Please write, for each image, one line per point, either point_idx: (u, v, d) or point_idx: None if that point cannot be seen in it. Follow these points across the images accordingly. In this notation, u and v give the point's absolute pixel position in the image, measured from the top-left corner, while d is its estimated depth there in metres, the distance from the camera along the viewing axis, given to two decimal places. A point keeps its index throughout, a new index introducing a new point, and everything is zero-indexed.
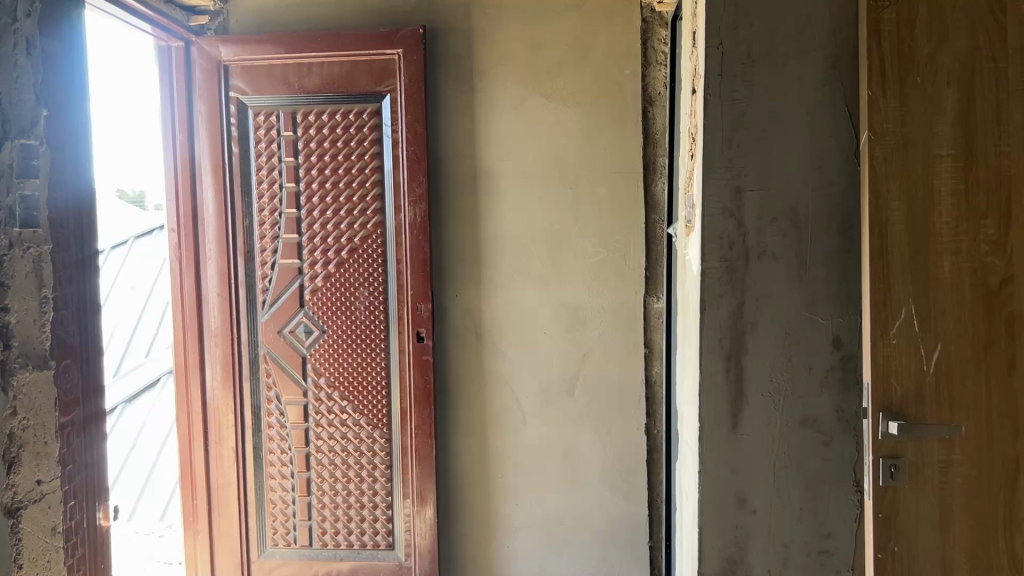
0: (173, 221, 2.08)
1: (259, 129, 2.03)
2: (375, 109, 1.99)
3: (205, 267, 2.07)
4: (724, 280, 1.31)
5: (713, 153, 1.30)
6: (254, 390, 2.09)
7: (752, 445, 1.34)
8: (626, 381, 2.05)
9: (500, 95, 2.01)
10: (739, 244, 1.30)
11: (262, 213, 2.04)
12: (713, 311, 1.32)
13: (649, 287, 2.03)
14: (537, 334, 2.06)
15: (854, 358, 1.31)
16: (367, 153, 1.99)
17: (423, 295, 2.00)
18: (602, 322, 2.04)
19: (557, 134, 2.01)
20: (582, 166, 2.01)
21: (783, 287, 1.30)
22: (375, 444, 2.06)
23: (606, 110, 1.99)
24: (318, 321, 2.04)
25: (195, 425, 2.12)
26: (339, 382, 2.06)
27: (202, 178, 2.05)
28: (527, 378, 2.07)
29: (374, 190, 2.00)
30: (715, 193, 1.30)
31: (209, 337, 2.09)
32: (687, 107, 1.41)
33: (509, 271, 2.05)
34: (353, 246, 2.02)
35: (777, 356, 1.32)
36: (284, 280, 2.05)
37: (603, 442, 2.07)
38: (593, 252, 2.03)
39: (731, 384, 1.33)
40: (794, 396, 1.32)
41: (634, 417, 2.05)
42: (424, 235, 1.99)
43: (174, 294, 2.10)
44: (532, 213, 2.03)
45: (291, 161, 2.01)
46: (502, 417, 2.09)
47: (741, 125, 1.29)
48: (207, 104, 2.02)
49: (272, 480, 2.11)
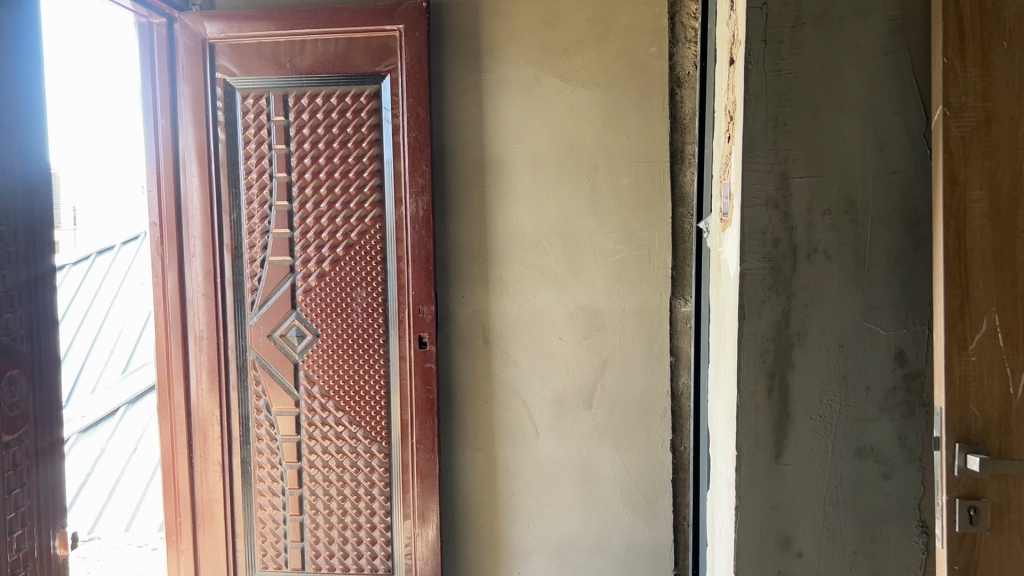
0: (155, 215, 1.91)
1: (247, 113, 1.85)
2: (373, 91, 1.81)
3: (190, 265, 1.90)
4: (768, 284, 1.11)
5: (754, 133, 1.10)
6: (242, 399, 1.92)
7: (799, 477, 1.14)
8: (650, 392, 1.85)
9: (511, 76, 1.82)
10: (786, 241, 1.11)
11: (250, 206, 1.86)
12: (754, 320, 1.12)
13: (676, 288, 1.83)
14: (552, 340, 1.87)
15: (920, 376, 1.11)
16: (365, 139, 1.81)
17: (426, 296, 1.81)
18: (624, 327, 1.85)
19: (574, 118, 1.81)
20: (602, 154, 1.81)
21: (837, 293, 1.10)
22: (372, 459, 1.88)
23: (628, 92, 1.79)
24: (311, 324, 1.87)
25: (179, 437, 1.95)
26: (334, 391, 1.88)
27: (186, 169, 1.88)
28: (541, 389, 1.88)
29: (373, 180, 1.82)
30: (756, 181, 1.10)
31: (194, 342, 1.91)
32: (724, 82, 1.20)
33: (521, 270, 1.86)
34: (349, 242, 1.84)
35: (829, 373, 1.12)
36: (275, 279, 1.87)
37: (624, 460, 1.87)
38: (614, 249, 1.83)
39: (774, 406, 1.13)
40: (849, 420, 1.12)
41: (659, 433, 1.86)
42: (427, 230, 1.80)
43: (157, 294, 1.93)
44: (547, 206, 1.84)
45: (282, 149, 1.83)
46: (513, 431, 1.90)
47: (788, 100, 1.09)
48: (191, 87, 1.85)
49: (262, 497, 1.93)
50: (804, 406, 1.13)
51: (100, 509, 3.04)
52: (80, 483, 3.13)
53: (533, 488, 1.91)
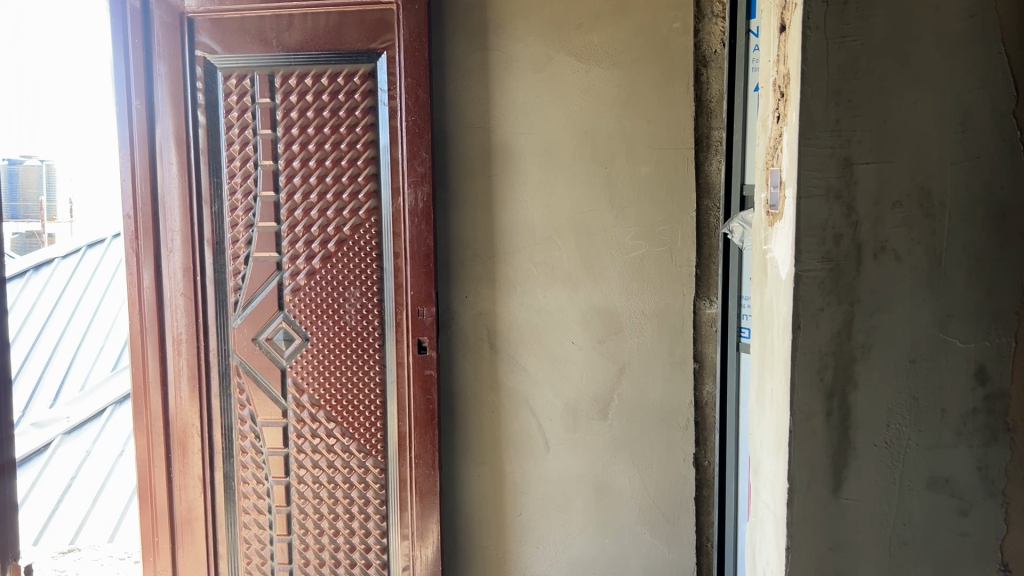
0: (128, 207, 1.73)
1: (229, 95, 1.68)
2: (368, 70, 1.64)
3: (168, 261, 1.73)
4: (827, 289, 0.95)
5: (814, 110, 0.93)
6: (225, 408, 1.75)
7: (861, 514, 0.98)
8: (671, 402, 1.69)
9: (520, 54, 1.65)
10: (849, 238, 0.94)
11: (233, 196, 1.70)
12: (812, 330, 0.95)
13: (700, 288, 1.68)
14: (565, 344, 1.70)
15: (1004, 397, 0.94)
16: (359, 124, 1.65)
17: (426, 296, 1.65)
18: (643, 331, 1.68)
19: (589, 101, 1.65)
20: (620, 140, 1.65)
21: (907, 299, 0.94)
22: (366, 475, 1.72)
23: (649, 71, 1.63)
24: (300, 327, 1.70)
25: (155, 447, 1.78)
26: (326, 400, 1.71)
27: (163, 155, 1.71)
28: (552, 398, 1.72)
29: (368, 169, 1.65)
30: (816, 167, 0.93)
31: (172, 346, 1.74)
32: (773, 53, 1.04)
33: (530, 267, 1.69)
34: (341, 237, 1.67)
35: (897, 393, 0.96)
36: (260, 277, 1.70)
37: (642, 475, 1.71)
38: (632, 245, 1.67)
39: (833, 430, 0.97)
40: (920, 448, 0.96)
41: (681, 447, 1.70)
42: (427, 224, 1.64)
43: (131, 293, 1.75)
44: (560, 197, 1.67)
45: (268, 134, 1.67)
46: (521, 445, 1.73)
47: (853, 71, 0.92)
48: (168, 66, 1.68)
49: (247, 515, 1.77)
50: (867, 431, 0.96)
51: (86, 514, 2.87)
52: (64, 488, 2.97)
53: (543, 506, 1.74)
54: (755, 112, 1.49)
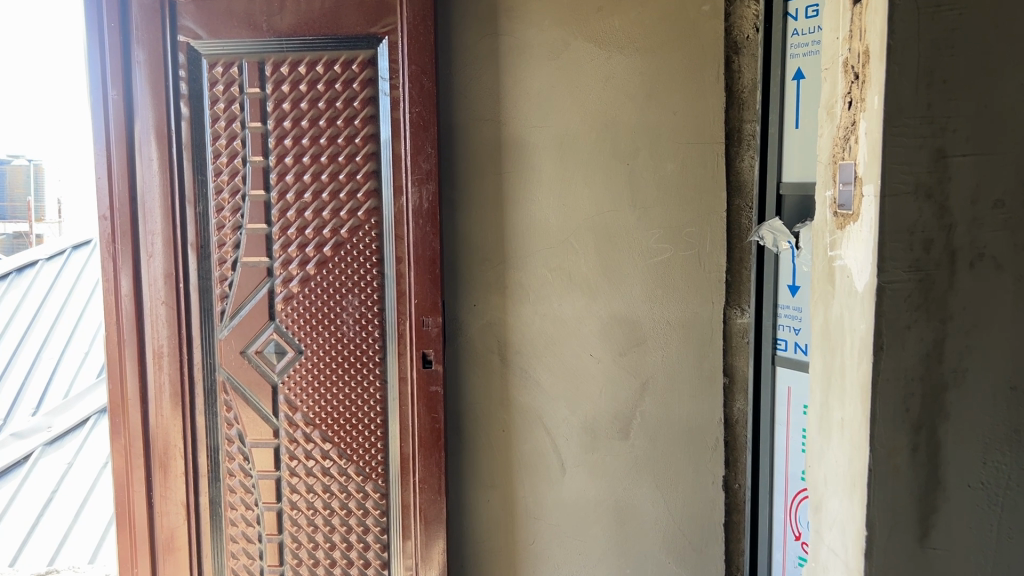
0: (104, 207, 1.57)
1: (215, 85, 1.53)
2: (368, 57, 1.50)
3: (148, 267, 1.57)
4: (915, 303, 0.80)
5: (901, 92, 0.78)
6: (210, 428, 1.60)
7: (951, 566, 0.84)
8: (698, 420, 1.55)
9: (534, 40, 1.51)
10: (940, 244, 0.80)
11: (219, 196, 1.55)
12: (896, 352, 0.81)
13: (731, 295, 1.54)
14: (582, 357, 1.56)
15: None
16: (357, 117, 1.51)
17: (431, 305, 1.50)
18: (668, 343, 1.54)
19: (610, 90, 1.50)
20: (643, 135, 1.51)
21: (1008, 316, 0.80)
22: (365, 500, 1.57)
23: (675, 58, 1.49)
24: (292, 338, 1.56)
25: (135, 470, 1.61)
26: (321, 418, 1.57)
27: (142, 150, 1.55)
28: (568, 416, 1.57)
29: (367, 166, 1.51)
30: (904, 160, 0.79)
31: (152, 360, 1.59)
32: (842, 29, 0.89)
33: (544, 273, 1.55)
34: (338, 240, 1.53)
35: (995, 425, 0.82)
36: (249, 284, 1.56)
37: (667, 499, 1.57)
38: (656, 249, 1.53)
39: (919, 469, 0.82)
40: (1020, 488, 0.83)
41: (709, 469, 1.56)
42: (433, 225, 1.49)
43: (107, 302, 1.59)
44: (577, 196, 1.53)
45: (257, 127, 1.53)
46: (534, 467, 1.58)
47: (947, 47, 0.78)
48: (147, 52, 1.53)
49: (234, 543, 1.62)
50: (959, 470, 0.82)
51: (65, 533, 2.70)
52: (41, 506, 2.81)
53: (558, 534, 1.59)
54: (797, 98, 1.38)
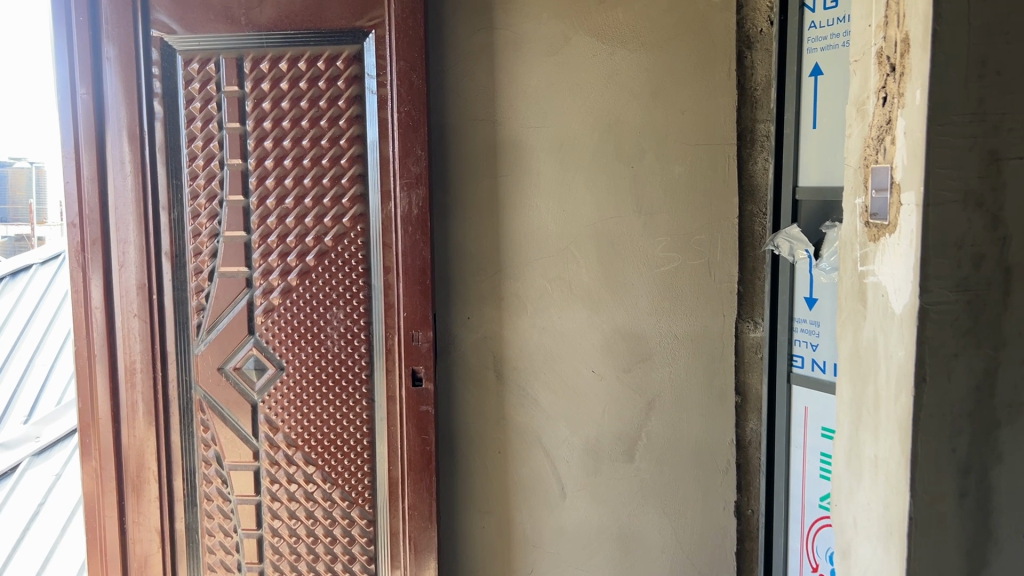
0: (72, 213, 1.46)
1: (190, 83, 1.43)
2: (353, 52, 1.40)
3: (120, 277, 1.47)
4: (964, 328, 0.70)
5: (949, 85, 0.68)
6: (186, 449, 1.50)
7: None
8: (708, 441, 1.45)
9: (532, 34, 1.40)
10: (993, 259, 0.71)
11: (195, 201, 1.45)
12: (941, 383, 0.71)
13: (744, 308, 1.45)
14: (584, 374, 1.45)
15: None
16: (342, 117, 1.41)
17: (422, 318, 1.40)
18: (676, 359, 1.44)
19: (613, 88, 1.40)
20: (649, 136, 1.40)
21: None
22: (351, 527, 1.47)
23: (684, 54, 1.39)
24: (273, 354, 1.46)
25: (107, 495, 1.50)
26: (304, 439, 1.47)
27: (114, 153, 1.45)
28: (569, 436, 1.46)
29: (353, 169, 1.41)
30: (952, 164, 0.69)
31: (125, 377, 1.48)
32: (875, 15, 0.79)
33: (543, 284, 1.44)
34: (322, 249, 1.43)
35: None
36: (227, 295, 1.46)
37: (675, 526, 1.47)
38: (663, 257, 1.42)
39: (968, 517, 0.73)
40: None
41: (721, 494, 1.46)
42: (422, 232, 1.39)
43: (77, 315, 1.48)
44: (578, 201, 1.42)
45: (235, 128, 1.43)
46: (532, 491, 1.48)
47: (999, 34, 0.69)
48: (118, 47, 1.42)
49: (212, 572, 1.52)
50: (1012, 516, 0.73)
51: (62, 527, 2.60)
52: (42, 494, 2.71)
53: (559, 563, 1.49)
54: (815, 97, 1.27)
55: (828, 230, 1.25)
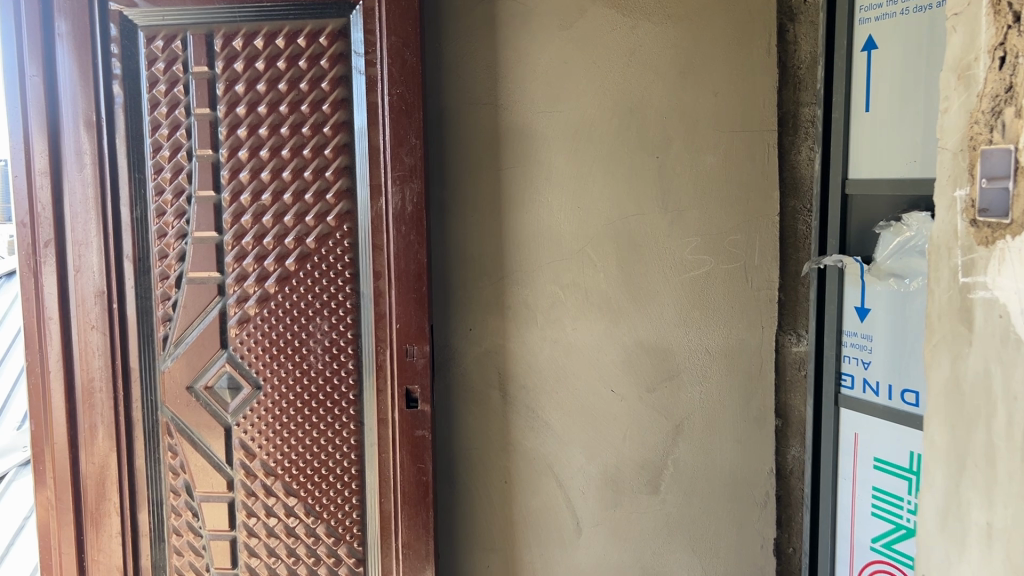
0: (22, 211, 1.28)
1: (154, 63, 1.26)
2: (337, 28, 1.22)
3: (77, 283, 1.29)
4: None
5: None
6: (153, 478, 1.33)
7: None
8: (745, 471, 1.27)
9: (543, 5, 1.22)
10: None
11: (160, 197, 1.28)
12: None
13: (784, 318, 1.27)
14: (602, 393, 1.27)
15: None
16: (326, 100, 1.23)
17: (417, 331, 1.23)
18: (707, 376, 1.26)
19: (636, 67, 1.22)
20: (677, 121, 1.22)
21: None
22: (338, 567, 1.30)
23: (717, 28, 1.21)
24: (249, 371, 1.29)
25: (64, 530, 1.33)
26: (285, 467, 1.30)
27: (68, 143, 1.27)
28: (585, 464, 1.28)
29: (338, 162, 1.24)
30: None
31: (83, 396, 1.31)
32: None
33: (555, 291, 1.27)
34: (304, 251, 1.26)
35: None
36: (196, 304, 1.29)
37: (705, 566, 1.29)
38: (693, 261, 1.24)
39: None
40: None
41: (758, 530, 1.28)
42: (417, 233, 1.21)
43: (28, 326, 1.30)
44: (595, 197, 1.25)
45: (204, 114, 1.25)
46: (543, 526, 1.30)
47: None
48: (72, 23, 1.25)
49: None
50: None
51: None
52: None
53: None
54: (870, 74, 1.09)
55: (882, 230, 1.08)
